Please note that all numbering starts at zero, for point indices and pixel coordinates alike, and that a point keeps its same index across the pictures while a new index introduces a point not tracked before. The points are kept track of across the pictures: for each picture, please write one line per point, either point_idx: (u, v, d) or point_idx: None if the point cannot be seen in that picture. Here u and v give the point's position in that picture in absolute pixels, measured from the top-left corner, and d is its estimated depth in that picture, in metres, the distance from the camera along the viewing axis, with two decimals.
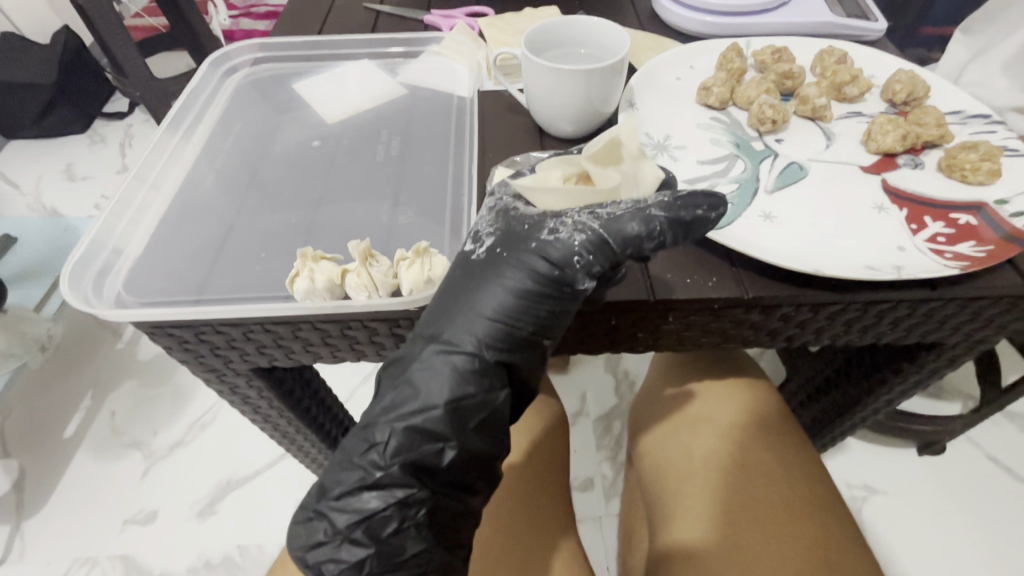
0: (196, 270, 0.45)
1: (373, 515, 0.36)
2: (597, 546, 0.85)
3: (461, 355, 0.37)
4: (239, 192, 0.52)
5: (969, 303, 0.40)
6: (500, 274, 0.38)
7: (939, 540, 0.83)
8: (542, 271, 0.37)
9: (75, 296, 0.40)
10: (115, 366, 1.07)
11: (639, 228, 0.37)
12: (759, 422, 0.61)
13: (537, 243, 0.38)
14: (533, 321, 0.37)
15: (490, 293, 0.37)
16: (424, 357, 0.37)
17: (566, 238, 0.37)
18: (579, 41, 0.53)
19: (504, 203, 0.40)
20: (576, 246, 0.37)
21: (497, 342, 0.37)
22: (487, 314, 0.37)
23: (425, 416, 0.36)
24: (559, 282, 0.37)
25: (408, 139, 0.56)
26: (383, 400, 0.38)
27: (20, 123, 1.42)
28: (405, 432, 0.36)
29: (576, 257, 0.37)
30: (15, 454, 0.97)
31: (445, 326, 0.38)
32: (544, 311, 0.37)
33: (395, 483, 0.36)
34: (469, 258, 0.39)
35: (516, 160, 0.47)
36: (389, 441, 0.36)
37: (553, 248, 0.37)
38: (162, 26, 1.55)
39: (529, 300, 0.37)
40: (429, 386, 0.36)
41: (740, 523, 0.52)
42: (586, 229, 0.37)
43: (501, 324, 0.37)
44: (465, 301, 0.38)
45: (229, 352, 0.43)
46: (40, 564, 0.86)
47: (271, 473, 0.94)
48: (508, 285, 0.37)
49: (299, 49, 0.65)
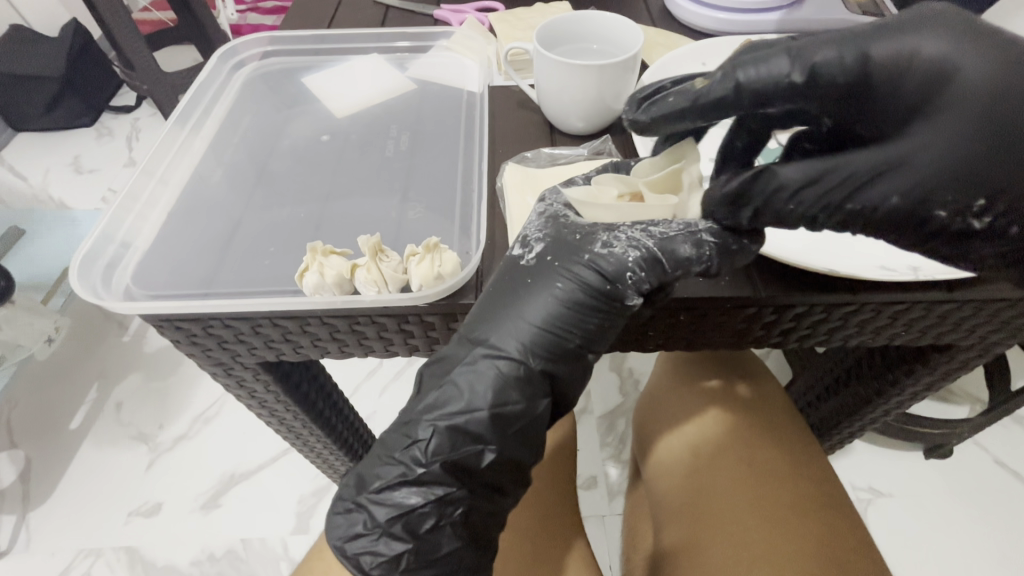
0: (204, 262, 0.45)
1: (413, 510, 0.37)
2: (602, 545, 0.85)
3: (507, 361, 0.37)
4: (244, 187, 0.51)
5: (985, 306, 0.40)
6: (551, 282, 0.38)
7: (946, 544, 0.82)
8: (592, 283, 0.37)
9: (85, 290, 0.40)
10: (120, 358, 1.08)
11: (691, 250, 0.36)
12: (777, 425, 0.60)
13: (590, 256, 0.38)
14: (580, 334, 0.38)
15: (540, 302, 0.38)
16: (472, 360, 0.38)
17: (619, 253, 0.37)
18: (591, 37, 0.53)
19: (555, 209, 0.41)
20: (629, 262, 0.37)
21: (543, 353, 0.38)
22: (535, 322, 0.38)
23: (468, 418, 0.37)
24: (610, 298, 0.37)
25: (418, 135, 0.56)
26: (426, 398, 0.38)
27: (29, 115, 1.43)
28: (445, 431, 0.37)
29: (628, 273, 0.36)
30: (21, 445, 0.98)
31: (494, 330, 0.38)
32: (591, 325, 0.38)
33: (433, 482, 0.37)
34: (517, 264, 0.40)
35: (526, 155, 0.50)
36: (430, 440, 0.37)
37: (606, 262, 0.37)
38: (170, 20, 1.55)
39: (577, 312, 0.37)
40: (475, 388, 0.37)
41: (750, 519, 0.52)
42: (640, 246, 0.37)
43: (547, 334, 0.38)
44: (515, 308, 0.38)
45: (236, 346, 0.43)
46: (45, 554, 0.87)
47: (275, 468, 0.94)
48: (558, 295, 0.38)
49: (308, 43, 0.65)
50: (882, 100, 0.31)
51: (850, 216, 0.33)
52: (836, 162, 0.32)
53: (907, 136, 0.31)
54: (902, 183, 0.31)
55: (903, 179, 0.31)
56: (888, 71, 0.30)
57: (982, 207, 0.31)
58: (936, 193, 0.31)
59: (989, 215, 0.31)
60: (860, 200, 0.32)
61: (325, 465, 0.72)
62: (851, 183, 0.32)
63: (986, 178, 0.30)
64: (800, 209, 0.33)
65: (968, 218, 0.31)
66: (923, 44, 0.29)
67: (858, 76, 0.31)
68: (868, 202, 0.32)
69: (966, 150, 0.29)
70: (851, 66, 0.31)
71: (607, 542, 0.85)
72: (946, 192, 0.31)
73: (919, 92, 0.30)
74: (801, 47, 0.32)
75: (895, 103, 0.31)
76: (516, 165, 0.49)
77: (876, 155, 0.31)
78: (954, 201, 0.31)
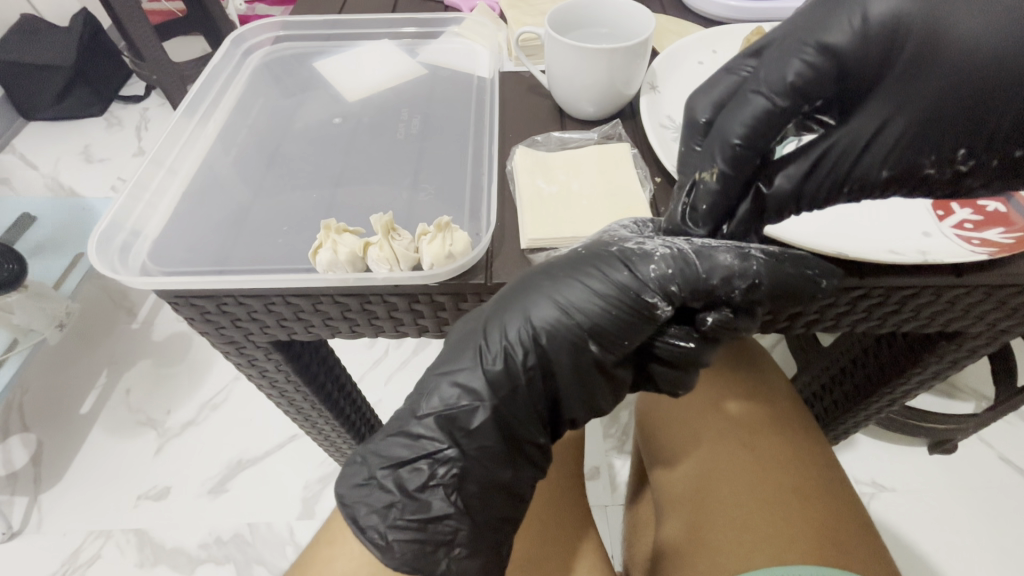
0: (219, 240, 0.46)
1: (406, 464, 0.38)
2: (604, 536, 0.85)
3: (516, 332, 0.38)
4: (255, 172, 0.52)
5: (993, 291, 0.40)
6: (585, 270, 0.39)
7: (948, 537, 0.83)
8: (621, 276, 0.38)
9: (102, 264, 0.41)
10: (129, 344, 1.09)
11: (733, 262, 0.37)
12: (799, 430, 0.59)
13: (620, 249, 0.39)
14: (588, 318, 0.38)
15: (558, 280, 0.39)
16: (482, 329, 0.39)
17: (650, 248, 0.38)
18: (602, 22, 0.53)
19: (609, 226, 0.42)
20: (657, 258, 0.38)
21: (549, 329, 0.38)
22: (547, 297, 0.38)
23: (467, 373, 0.39)
24: (632, 291, 0.37)
25: (428, 119, 0.56)
26: (439, 361, 0.40)
27: (40, 104, 1.44)
28: (448, 387, 0.39)
29: (654, 267, 0.37)
30: (33, 428, 0.99)
31: (515, 308, 0.39)
32: (602, 310, 0.37)
33: (426, 438, 0.38)
34: (555, 255, 0.41)
35: (537, 139, 0.51)
36: (436, 394, 0.39)
37: (635, 254, 0.38)
38: (179, 10, 1.53)
39: (592, 295, 0.38)
40: (468, 350, 0.39)
41: (749, 508, 0.52)
42: (674, 246, 0.38)
43: (561, 314, 0.38)
44: (541, 293, 0.39)
45: (249, 324, 0.44)
46: (56, 535, 0.88)
47: (282, 453, 0.96)
48: (583, 279, 0.38)
49: (320, 29, 0.65)
50: (845, 90, 0.35)
51: (853, 191, 0.37)
52: (824, 147, 0.36)
53: (862, 117, 0.35)
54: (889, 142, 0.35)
55: (887, 149, 0.35)
56: (855, 56, 0.33)
57: (964, 155, 0.34)
58: (936, 136, 0.34)
59: (972, 158, 0.34)
60: (855, 176, 0.36)
61: (331, 447, 0.72)
62: (850, 159, 0.36)
63: (958, 133, 0.33)
64: (809, 194, 0.38)
65: (954, 165, 0.35)
66: (869, 10, 0.32)
67: (836, 67, 0.33)
68: (862, 176, 0.36)
69: (917, 116, 0.34)
70: (822, 66, 0.33)
71: (610, 533, 0.86)
72: (928, 149, 0.34)
73: (876, 69, 0.33)
74: (765, 79, 0.35)
75: (856, 85, 0.34)
76: (526, 149, 0.49)
77: (866, 123, 0.35)
78: (935, 155, 0.35)
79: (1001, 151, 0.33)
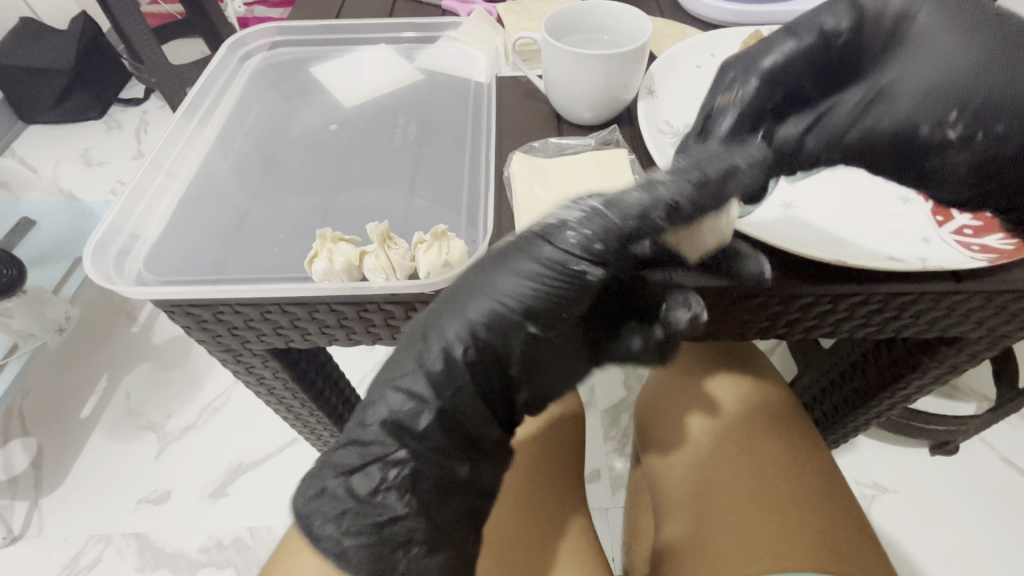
0: (215, 248, 0.45)
1: (356, 471, 0.37)
2: (604, 537, 0.85)
3: (455, 331, 0.36)
4: (252, 178, 0.52)
5: (993, 297, 0.40)
6: (511, 257, 0.36)
7: (949, 539, 0.82)
8: (546, 254, 0.35)
9: (97, 274, 0.41)
10: (130, 347, 1.09)
11: (641, 198, 0.34)
12: (772, 422, 0.60)
13: (540, 230, 0.36)
14: (520, 302, 0.35)
15: (488, 272, 0.36)
16: (421, 333, 0.37)
17: (565, 220, 0.35)
18: (600, 26, 0.53)
19: None
20: (576, 227, 0.35)
21: (488, 321, 0.36)
22: (480, 292, 0.36)
23: (410, 380, 0.36)
24: (562, 267, 0.35)
25: (425, 124, 0.56)
26: (384, 371, 0.38)
27: (40, 107, 1.44)
28: (392, 396, 0.36)
29: (574, 236, 0.35)
30: (33, 433, 0.99)
31: (451, 309, 0.37)
32: (530, 290, 0.35)
33: (370, 443, 0.36)
34: (486, 249, 0.38)
35: (535, 145, 0.51)
36: (378, 404, 0.37)
37: (554, 232, 0.36)
38: (178, 13, 1.53)
39: (524, 281, 0.35)
40: (408, 357, 0.37)
41: (746, 510, 0.52)
42: (586, 208, 0.35)
43: (499, 307, 0.36)
44: (479, 285, 0.37)
45: (245, 332, 0.44)
46: (57, 539, 0.88)
47: (282, 458, 0.95)
48: (513, 267, 0.36)
49: (317, 34, 0.65)
50: (821, 79, 0.38)
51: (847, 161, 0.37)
52: (819, 121, 0.37)
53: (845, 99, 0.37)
54: (869, 111, 0.36)
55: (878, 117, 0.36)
56: (822, 56, 0.38)
57: (955, 116, 0.34)
58: (913, 108, 0.35)
59: (962, 122, 0.34)
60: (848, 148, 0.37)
61: None
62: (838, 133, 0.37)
63: (943, 96, 0.34)
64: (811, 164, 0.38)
65: (945, 129, 0.34)
66: (826, 25, 0.37)
67: (810, 61, 0.38)
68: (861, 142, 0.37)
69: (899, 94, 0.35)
70: (798, 59, 0.37)
71: (609, 535, 0.85)
72: (919, 111, 0.35)
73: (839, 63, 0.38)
74: (746, 67, 0.38)
75: (830, 76, 0.38)
76: (523, 155, 0.49)
77: (854, 99, 0.37)
78: (928, 116, 0.34)
79: (987, 120, 0.33)
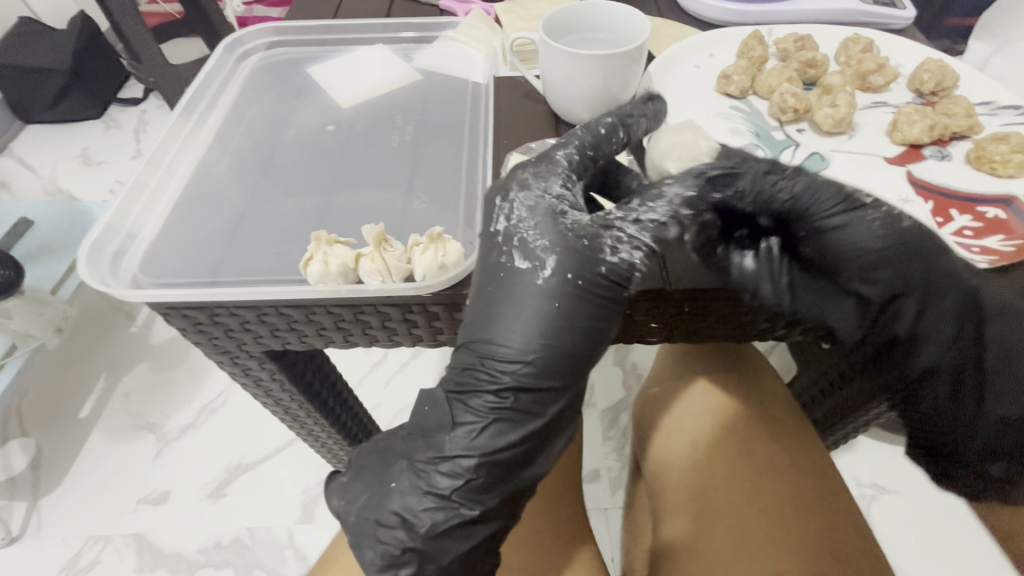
0: (211, 251, 0.45)
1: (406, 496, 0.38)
2: (603, 538, 0.85)
3: (512, 363, 0.37)
4: (249, 179, 0.51)
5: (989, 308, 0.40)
6: (566, 287, 0.37)
7: (948, 540, 0.82)
8: (603, 281, 0.38)
9: (92, 276, 0.40)
10: (129, 347, 1.09)
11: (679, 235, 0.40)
12: (774, 424, 0.60)
13: (605, 265, 0.38)
14: (580, 330, 0.38)
15: (535, 305, 0.37)
16: (474, 365, 0.38)
17: (627, 256, 0.39)
18: (598, 27, 0.52)
19: (551, 208, 0.39)
20: (638, 263, 0.39)
21: (543, 353, 0.37)
22: (528, 326, 0.37)
23: (475, 421, 0.38)
24: (620, 295, 0.38)
25: (423, 124, 0.56)
26: (439, 418, 0.39)
27: (38, 107, 1.44)
28: (464, 434, 0.38)
29: (637, 273, 0.39)
30: (32, 433, 0.99)
31: (503, 337, 0.37)
32: (594, 317, 0.38)
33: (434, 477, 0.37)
34: (514, 272, 0.38)
35: (531, 145, 0.50)
36: (457, 453, 0.37)
37: (619, 266, 0.38)
38: (176, 12, 1.53)
39: (583, 310, 0.37)
40: (461, 407, 0.38)
41: (744, 515, 0.51)
42: (641, 246, 0.39)
43: (557, 335, 0.37)
44: (522, 312, 0.37)
45: (242, 334, 0.44)
46: (56, 539, 0.88)
47: (281, 458, 0.95)
48: (565, 297, 0.37)
49: (314, 33, 0.65)
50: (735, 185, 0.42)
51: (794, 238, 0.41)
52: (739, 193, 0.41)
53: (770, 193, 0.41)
54: (795, 189, 0.41)
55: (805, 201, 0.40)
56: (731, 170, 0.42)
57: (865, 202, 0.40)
58: (836, 195, 0.40)
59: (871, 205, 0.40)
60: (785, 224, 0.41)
61: (327, 452, 0.72)
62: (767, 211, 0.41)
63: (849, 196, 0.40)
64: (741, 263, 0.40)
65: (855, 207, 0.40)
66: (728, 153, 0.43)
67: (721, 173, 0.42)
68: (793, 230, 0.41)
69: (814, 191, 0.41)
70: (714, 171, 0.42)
71: (608, 536, 0.85)
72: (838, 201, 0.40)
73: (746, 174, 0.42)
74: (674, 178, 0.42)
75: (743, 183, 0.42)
76: (521, 156, 0.48)
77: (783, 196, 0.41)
78: (842, 204, 0.40)
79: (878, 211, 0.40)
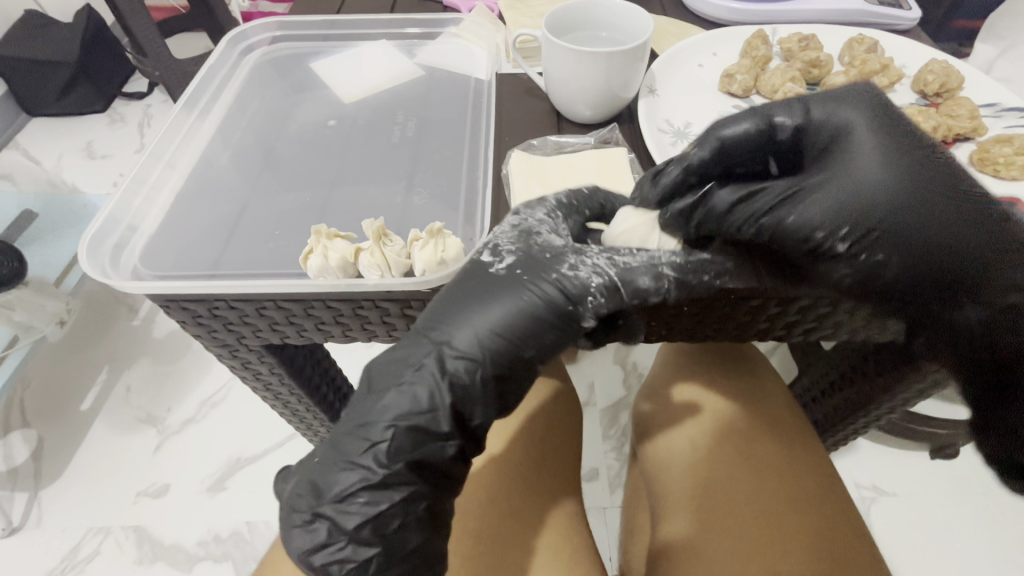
0: (210, 245, 0.45)
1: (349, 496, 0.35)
2: (600, 537, 0.85)
3: (463, 362, 0.36)
4: (250, 172, 0.51)
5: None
6: (523, 297, 0.37)
7: (946, 544, 0.82)
8: (556, 300, 0.36)
9: (91, 266, 0.41)
10: (132, 340, 1.09)
11: (648, 284, 0.37)
12: (775, 427, 0.59)
13: (556, 275, 0.37)
14: (537, 345, 0.37)
15: (495, 312, 0.36)
16: (432, 359, 0.36)
17: (584, 277, 0.37)
18: (600, 25, 0.52)
19: (528, 226, 0.40)
20: (593, 287, 0.37)
21: (497, 360, 0.36)
22: (488, 332, 0.36)
23: (432, 417, 0.36)
24: (571, 319, 0.37)
25: (425, 120, 0.56)
26: (380, 400, 0.36)
27: (44, 100, 1.45)
28: (406, 432, 0.35)
29: (590, 296, 0.37)
30: (34, 424, 0.99)
31: (461, 333, 0.36)
32: (550, 338, 0.37)
33: (395, 483, 0.36)
34: (488, 271, 0.38)
35: (533, 141, 0.51)
36: (392, 441, 0.35)
37: (571, 284, 0.37)
38: (183, 6, 1.53)
39: (535, 327, 0.36)
40: (407, 398, 0.36)
41: (742, 517, 0.52)
42: (604, 273, 0.37)
43: (506, 348, 0.36)
44: (476, 316, 0.36)
45: (241, 327, 0.44)
46: (57, 530, 0.89)
47: (281, 452, 0.96)
48: (525, 306, 0.36)
49: (317, 28, 0.65)
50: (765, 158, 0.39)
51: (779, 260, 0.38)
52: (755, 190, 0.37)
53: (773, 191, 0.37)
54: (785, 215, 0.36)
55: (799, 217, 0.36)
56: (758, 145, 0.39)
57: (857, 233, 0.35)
58: (833, 214, 0.35)
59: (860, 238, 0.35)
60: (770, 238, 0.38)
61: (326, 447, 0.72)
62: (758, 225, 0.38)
63: (861, 207, 0.35)
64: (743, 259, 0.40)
65: (837, 241, 0.35)
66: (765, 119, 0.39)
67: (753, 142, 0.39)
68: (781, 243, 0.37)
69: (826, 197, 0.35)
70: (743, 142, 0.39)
71: (605, 535, 0.85)
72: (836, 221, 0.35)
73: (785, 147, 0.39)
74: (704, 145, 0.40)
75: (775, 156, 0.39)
76: (522, 153, 0.49)
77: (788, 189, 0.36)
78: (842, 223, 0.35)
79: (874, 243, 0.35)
